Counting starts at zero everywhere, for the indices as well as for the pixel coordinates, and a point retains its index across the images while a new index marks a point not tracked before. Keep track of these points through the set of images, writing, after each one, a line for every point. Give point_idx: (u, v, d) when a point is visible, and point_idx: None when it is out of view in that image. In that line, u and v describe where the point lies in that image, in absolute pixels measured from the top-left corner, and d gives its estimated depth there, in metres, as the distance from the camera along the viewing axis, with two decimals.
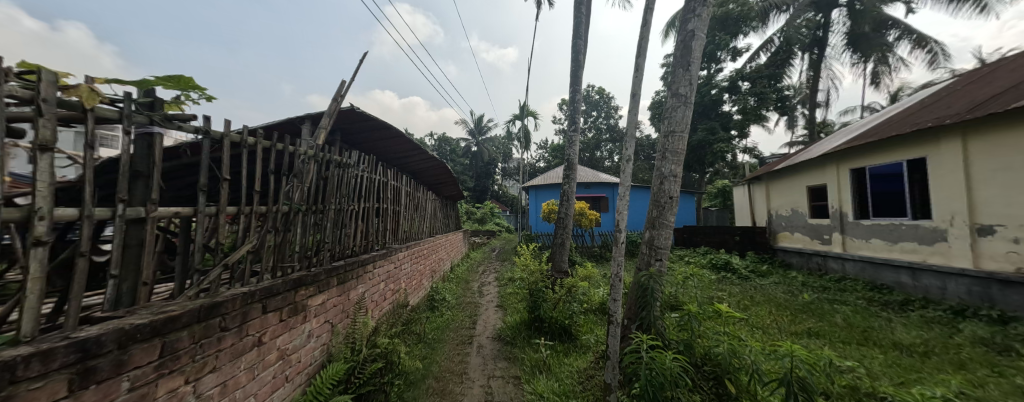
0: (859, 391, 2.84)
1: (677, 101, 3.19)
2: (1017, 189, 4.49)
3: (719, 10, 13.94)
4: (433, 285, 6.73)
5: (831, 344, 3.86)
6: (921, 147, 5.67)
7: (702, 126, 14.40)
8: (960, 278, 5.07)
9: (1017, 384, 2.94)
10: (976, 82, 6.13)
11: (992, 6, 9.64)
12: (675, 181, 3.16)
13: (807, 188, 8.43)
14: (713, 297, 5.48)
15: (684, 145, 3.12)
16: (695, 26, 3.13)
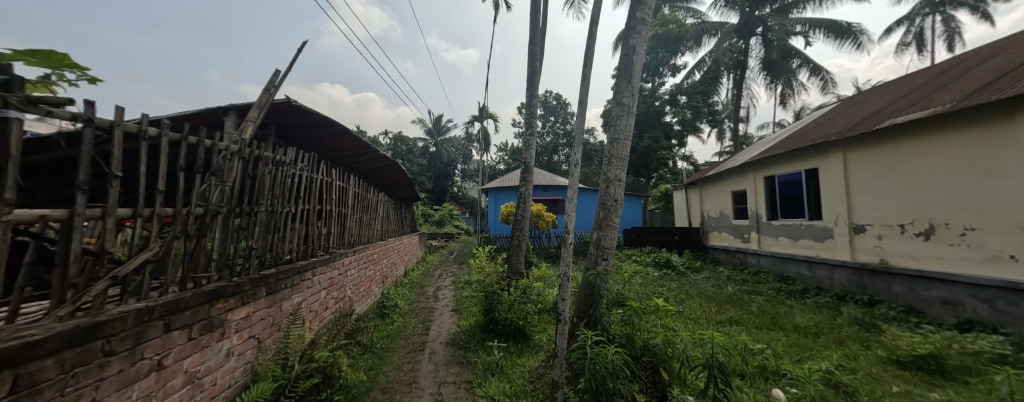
0: (766, 370, 3.27)
1: (621, 111, 3.39)
2: (882, 195, 5.50)
3: (660, 29, 15.23)
4: (384, 291, 6.40)
5: (749, 330, 4.38)
6: (815, 159, 6.72)
7: (646, 134, 15.57)
8: (843, 268, 6.08)
9: (879, 355, 3.60)
10: (854, 106, 7.43)
11: (865, 45, 11.79)
12: (620, 185, 3.35)
13: (731, 193, 9.51)
14: (654, 293, 5.92)
15: (628, 151, 3.33)
16: (636, 42, 3.36)
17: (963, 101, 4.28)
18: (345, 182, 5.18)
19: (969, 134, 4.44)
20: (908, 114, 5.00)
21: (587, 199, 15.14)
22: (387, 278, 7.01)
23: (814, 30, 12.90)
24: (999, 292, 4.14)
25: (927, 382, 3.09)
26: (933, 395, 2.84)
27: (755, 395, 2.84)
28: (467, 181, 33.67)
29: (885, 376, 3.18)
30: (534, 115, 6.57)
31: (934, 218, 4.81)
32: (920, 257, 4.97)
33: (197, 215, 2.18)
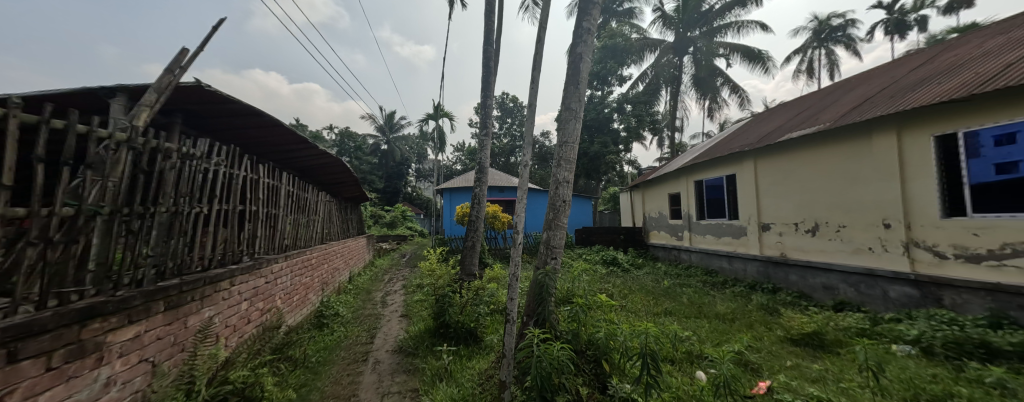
0: (692, 354, 3.62)
1: (569, 115, 3.50)
2: (782, 199, 6.44)
3: (609, 41, 16.15)
4: (324, 299, 5.87)
5: (681, 319, 4.82)
6: (734, 166, 7.66)
7: (596, 139, 16.37)
8: (754, 262, 6.98)
9: (778, 335, 4.21)
10: (765, 120, 8.56)
11: (771, 69, 13.80)
12: (569, 187, 3.46)
13: (668, 195, 10.41)
14: (600, 290, 6.24)
15: (575, 154, 3.44)
16: (583, 50, 3.49)
17: (838, 121, 5.18)
18: (276, 180, 4.66)
19: (843, 148, 5.38)
20: (800, 130, 5.92)
21: (539, 201, 15.37)
22: (329, 286, 6.46)
23: (734, 53, 14.72)
24: (862, 278, 5.08)
25: (812, 355, 3.69)
26: (817, 365, 3.39)
27: (681, 377, 3.13)
28: (419, 181, 32.48)
29: (785, 353, 3.71)
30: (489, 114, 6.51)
31: (819, 218, 5.75)
32: (809, 250, 5.90)
33: (65, 217, 1.78)
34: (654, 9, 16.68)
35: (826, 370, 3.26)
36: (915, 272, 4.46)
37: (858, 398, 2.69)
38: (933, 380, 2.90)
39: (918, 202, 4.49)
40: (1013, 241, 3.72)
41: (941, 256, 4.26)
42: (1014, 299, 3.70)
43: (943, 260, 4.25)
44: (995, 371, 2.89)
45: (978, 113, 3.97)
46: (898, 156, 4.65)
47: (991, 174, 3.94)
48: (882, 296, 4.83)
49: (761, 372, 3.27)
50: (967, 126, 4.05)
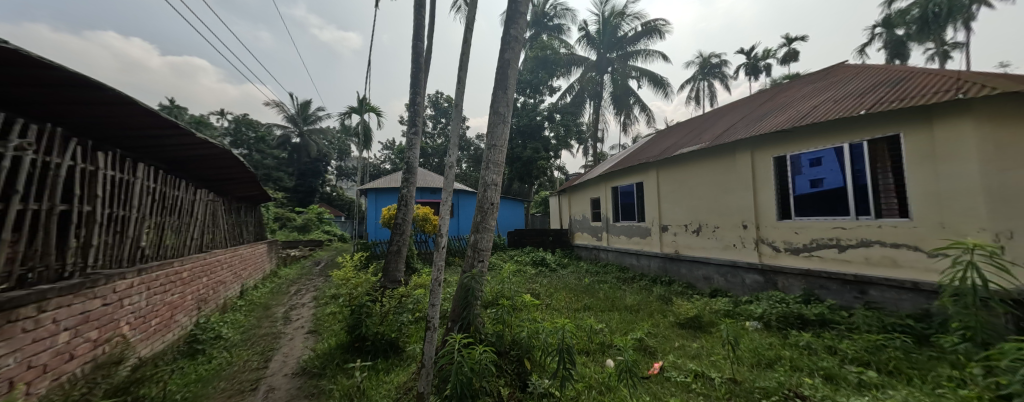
0: (604, 344, 3.92)
1: (497, 119, 3.42)
2: (675, 204, 7.53)
3: (539, 52, 16.70)
4: (203, 319, 4.80)
5: (598, 313, 5.21)
6: (641, 175, 8.69)
7: (528, 145, 16.59)
8: (657, 258, 7.98)
9: (672, 320, 4.85)
10: (666, 136, 9.88)
11: (670, 94, 16.21)
12: (497, 189, 3.40)
13: (590, 199, 11.29)
14: (529, 290, 6.38)
15: (504, 158, 3.38)
16: (511, 56, 3.46)
17: (714, 142, 6.29)
18: (127, 172, 3.65)
19: (718, 163, 6.52)
20: (686, 147, 7.04)
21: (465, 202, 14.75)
22: (213, 303, 5.31)
23: (642, 77, 16.80)
24: (729, 269, 6.20)
25: (694, 335, 4.35)
26: (699, 344, 4.00)
27: (594, 367, 3.36)
28: (337, 180, 29.12)
29: (676, 336, 4.30)
30: (418, 111, 6.02)
31: (702, 220, 6.86)
32: (695, 247, 6.98)
33: None
34: (578, 29, 18.03)
35: (702, 347, 3.88)
36: (762, 262, 5.64)
37: (725, 367, 3.26)
38: (773, 347, 3.66)
39: (765, 208, 5.68)
40: (819, 238, 4.94)
41: (778, 249, 5.46)
42: (818, 280, 4.92)
43: (778, 253, 5.46)
44: (807, 335, 3.80)
45: (797, 141, 5.23)
46: (752, 171, 5.83)
47: (809, 187, 5.16)
48: (741, 283, 5.97)
49: (659, 354, 3.72)
50: (794, 151, 5.28)
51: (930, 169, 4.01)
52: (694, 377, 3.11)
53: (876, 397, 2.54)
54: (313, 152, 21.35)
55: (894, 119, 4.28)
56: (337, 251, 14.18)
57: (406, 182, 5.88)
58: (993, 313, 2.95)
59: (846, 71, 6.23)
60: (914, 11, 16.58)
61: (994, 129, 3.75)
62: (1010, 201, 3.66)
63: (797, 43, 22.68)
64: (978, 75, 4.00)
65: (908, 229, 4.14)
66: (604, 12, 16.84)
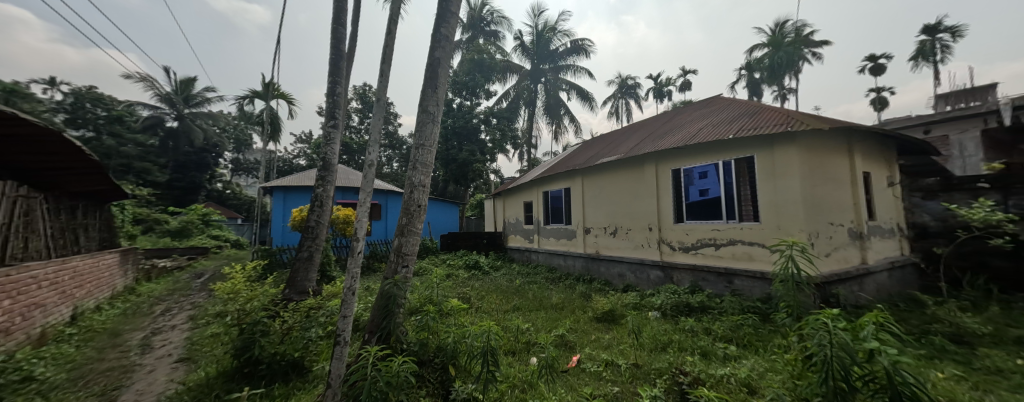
0: (528, 343, 4.04)
1: (425, 118, 3.25)
2: (596, 209, 8.23)
3: (475, 55, 16.55)
4: (6, 357, 3.54)
5: (526, 313, 5.38)
6: (567, 181, 9.29)
7: (464, 147, 16.25)
8: (580, 257, 8.58)
9: (591, 315, 5.24)
10: (590, 146, 10.76)
11: (595, 108, 17.61)
12: (425, 191, 3.23)
13: (523, 203, 11.61)
14: (461, 295, 6.22)
15: (432, 159, 3.23)
16: (441, 54, 3.33)
17: (627, 154, 7.07)
18: None
19: (630, 173, 7.32)
20: (605, 157, 7.78)
21: (393, 204, 13.36)
22: (20, 334, 3.92)
23: (572, 90, 17.94)
24: (638, 266, 6.98)
25: (608, 328, 4.79)
26: (612, 335, 4.43)
27: (519, 366, 3.44)
28: (232, 176, 24.62)
29: (593, 329, 4.70)
30: (339, 103, 5.40)
31: (617, 223, 7.62)
32: (612, 247, 7.70)
33: None
34: (513, 38, 18.50)
35: (614, 338, 4.27)
36: (662, 260, 6.48)
37: (630, 354, 3.68)
38: (668, 333, 4.24)
39: (665, 212, 6.57)
40: (703, 238, 5.90)
41: (674, 248, 6.35)
42: (702, 273, 5.86)
43: (674, 251, 6.35)
44: (691, 320, 4.51)
45: (686, 157, 6.22)
46: (654, 181, 6.72)
47: (697, 196, 6.13)
48: (647, 278, 6.78)
49: (577, 348, 3.98)
50: (686, 166, 6.25)
51: (772, 184, 5.16)
52: (606, 366, 3.42)
53: (736, 366, 3.13)
54: (197, 141, 17.56)
55: (751, 144, 5.39)
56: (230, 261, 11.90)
57: (324, 180, 5.22)
58: (803, 293, 3.92)
59: (724, 101, 7.58)
60: (767, 59, 21.08)
61: (810, 157, 5.00)
62: (819, 210, 4.92)
63: (690, 74, 26.85)
64: (802, 114, 5.29)
65: (761, 230, 5.22)
66: (537, 25, 17.68)
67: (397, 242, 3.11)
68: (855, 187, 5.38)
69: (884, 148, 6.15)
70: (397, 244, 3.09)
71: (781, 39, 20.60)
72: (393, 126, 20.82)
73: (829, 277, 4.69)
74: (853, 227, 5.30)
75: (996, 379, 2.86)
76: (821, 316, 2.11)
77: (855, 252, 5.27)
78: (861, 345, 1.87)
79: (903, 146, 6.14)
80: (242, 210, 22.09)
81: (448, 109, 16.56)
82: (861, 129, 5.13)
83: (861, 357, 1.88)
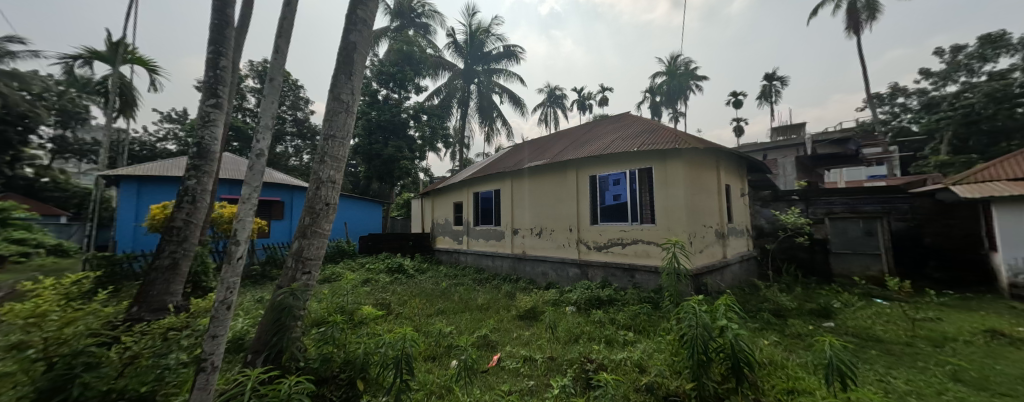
0: (448, 346, 3.94)
1: (337, 107, 2.93)
2: (523, 211, 8.50)
3: (404, 46, 15.50)
4: None
5: (450, 316, 5.26)
6: (497, 183, 9.39)
7: (390, 142, 15.08)
8: (508, 258, 8.77)
9: (514, 314, 5.38)
10: (519, 150, 11.07)
11: (526, 114, 18.15)
12: (335, 188, 2.91)
13: (452, 204, 11.29)
14: (379, 300, 5.77)
15: (345, 152, 2.94)
16: (357, 39, 3.05)
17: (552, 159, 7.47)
18: None
19: (553, 178, 7.75)
20: (532, 162, 8.10)
21: (294, 203, 11.59)
22: None
23: (505, 93, 18.15)
24: (561, 265, 7.42)
25: (528, 325, 4.99)
26: (531, 331, 4.61)
27: (437, 372, 3.33)
28: (54, 159, 18.45)
29: (514, 328, 4.82)
30: (224, 78, 4.33)
31: (541, 225, 7.98)
32: (537, 247, 8.04)
33: None
34: (446, 34, 17.97)
35: (533, 334, 4.47)
36: (580, 259, 7.02)
37: (546, 348, 3.90)
38: (581, 326, 4.59)
39: (583, 215, 7.12)
40: (613, 238, 6.59)
41: (590, 247, 6.93)
42: (612, 269, 6.54)
43: (589, 250, 6.95)
44: (600, 312, 4.99)
45: (602, 165, 6.87)
46: (575, 186, 7.26)
47: (610, 201, 6.80)
48: (567, 276, 7.28)
49: (499, 347, 4.06)
50: (601, 173, 6.90)
51: (664, 192, 6.04)
52: (524, 362, 3.56)
53: (632, 350, 3.55)
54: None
55: (649, 156, 6.24)
56: (46, 273, 8.86)
57: (200, 171, 4.23)
58: (682, 283, 4.68)
59: (632, 118, 8.59)
60: (666, 85, 24.63)
61: (691, 170, 6.02)
62: (696, 214, 5.95)
63: (608, 91, 29.75)
64: (687, 135, 6.33)
65: (655, 231, 6.06)
66: (470, 25, 17.49)
67: (297, 245, 2.74)
68: (721, 196, 6.65)
69: (740, 166, 7.76)
70: (297, 247, 2.72)
71: (676, 70, 24.39)
72: (302, 112, 18.18)
73: (701, 269, 5.70)
74: (718, 229, 6.55)
75: (797, 341, 3.87)
76: (691, 302, 2.54)
77: (720, 248, 6.51)
78: (717, 324, 2.34)
79: (753, 166, 7.81)
80: (70, 206, 16.76)
81: (370, 100, 15.21)
82: (725, 149, 6.37)
83: (715, 333, 2.35)
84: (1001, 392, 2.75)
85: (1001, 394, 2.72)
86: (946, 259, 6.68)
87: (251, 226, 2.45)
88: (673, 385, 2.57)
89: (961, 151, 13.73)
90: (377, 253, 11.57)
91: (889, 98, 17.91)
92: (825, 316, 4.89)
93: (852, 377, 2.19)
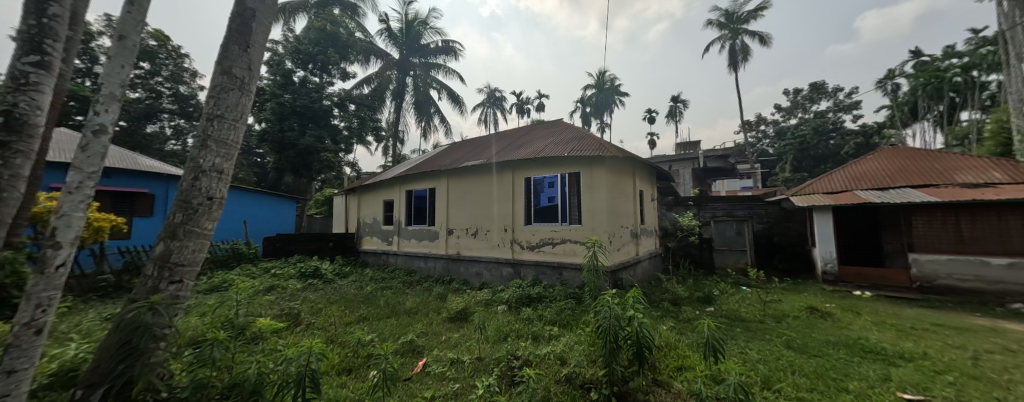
0: (366, 356, 3.65)
1: (227, 83, 2.47)
2: (457, 211, 8.32)
3: (329, 25, 14.00)
4: None
5: (373, 323, 4.90)
6: (432, 181, 9.02)
7: (308, 131, 13.38)
8: (440, 259, 8.50)
9: (444, 316, 5.24)
10: (457, 149, 10.82)
11: (465, 112, 17.89)
12: (222, 179, 2.45)
13: (382, 202, 10.47)
14: (285, 310, 5.06)
15: (236, 137, 2.50)
16: (256, 5, 2.62)
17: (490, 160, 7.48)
18: None
19: (490, 178, 7.75)
20: (469, 161, 7.99)
21: (161, 195, 9.44)
22: None
23: (443, 90, 17.59)
24: (496, 265, 7.44)
25: (458, 326, 4.91)
26: (460, 333, 4.55)
27: (352, 385, 3.06)
28: None
29: (444, 330, 4.70)
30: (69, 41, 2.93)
31: (476, 225, 7.92)
32: (472, 248, 7.94)
33: None
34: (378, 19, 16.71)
35: (460, 335, 4.45)
36: (513, 258, 7.16)
37: (475, 349, 3.88)
38: (511, 324, 4.69)
39: (517, 215, 7.27)
40: (544, 238, 6.88)
41: (523, 247, 7.12)
42: (542, 268, 6.82)
43: (521, 250, 7.14)
44: (528, 310, 5.15)
45: (535, 168, 7.11)
46: (510, 187, 7.37)
47: (543, 202, 7.08)
48: (500, 275, 7.37)
49: (425, 352, 3.91)
50: (534, 175, 7.15)
51: (589, 195, 6.51)
52: (450, 365, 3.48)
53: (556, 344, 3.74)
54: None
55: (578, 161, 6.67)
56: None
57: None
58: (600, 279, 5.11)
59: (564, 125, 9.11)
60: (595, 97, 26.71)
61: (612, 176, 6.63)
62: (615, 216, 6.57)
63: (544, 98, 31.18)
64: (610, 144, 6.97)
65: (581, 231, 6.51)
66: (406, 14, 16.51)
67: (162, 247, 2.23)
68: (635, 200, 7.47)
69: (652, 174, 8.81)
70: (162, 251, 2.22)
71: (603, 84, 26.57)
72: (186, 87, 14.82)
73: (618, 265, 6.32)
74: (633, 229, 7.33)
75: (683, 325, 4.54)
76: (606, 295, 2.76)
77: (633, 246, 7.29)
78: (625, 315, 2.60)
79: (661, 175, 8.93)
80: None
81: (283, 81, 13.27)
82: (640, 159, 7.16)
83: (624, 322, 2.62)
84: (815, 353, 3.61)
85: (814, 355, 3.57)
86: (788, 253, 8.56)
87: (80, 224, 2.01)
88: (589, 374, 2.80)
89: (800, 169, 17.79)
90: (287, 256, 10.17)
91: (756, 125, 22.32)
92: (708, 302, 5.84)
93: (722, 351, 2.64)
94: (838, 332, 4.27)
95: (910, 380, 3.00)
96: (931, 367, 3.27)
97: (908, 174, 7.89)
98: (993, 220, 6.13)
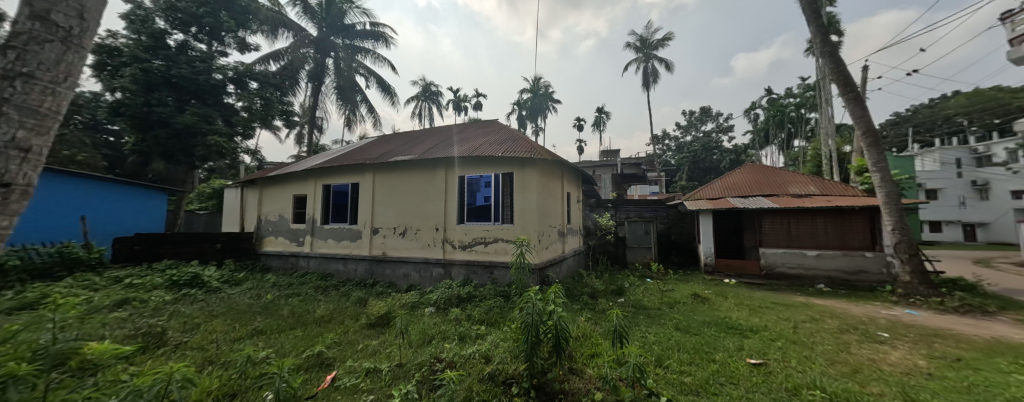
0: (255, 376, 3.13)
1: (42, 32, 1.83)
2: (383, 208, 7.75)
3: None
4: None
5: (272, 337, 4.26)
6: (354, 176, 8.23)
7: (189, 108, 10.98)
8: (362, 261, 7.80)
9: (361, 323, 4.80)
10: (384, 142, 10.07)
11: (396, 103, 16.73)
12: (36, 161, 1.81)
13: (293, 197, 9.19)
14: (145, 329, 4.04)
15: (54, 106, 1.86)
16: None
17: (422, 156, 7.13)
18: None
19: (421, 175, 7.40)
20: (399, 156, 7.51)
21: None
22: None
23: (371, 77, 16.18)
24: (426, 266, 7.14)
25: (378, 333, 4.56)
26: (381, 339, 4.24)
27: None
28: None
29: (362, 338, 4.33)
30: None
31: (404, 224, 7.47)
32: (399, 248, 7.48)
33: None
34: None
35: (379, 342, 4.14)
36: (444, 258, 6.96)
37: (395, 356, 3.64)
38: (437, 326, 4.54)
39: (449, 214, 7.08)
40: (476, 237, 6.83)
41: (454, 247, 6.95)
42: (473, 267, 6.77)
43: (452, 250, 6.97)
44: (456, 310, 5.05)
45: (469, 167, 7.03)
46: (442, 185, 7.15)
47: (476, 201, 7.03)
48: (429, 276, 7.09)
49: (336, 364, 3.54)
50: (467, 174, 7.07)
51: (520, 195, 6.67)
52: (366, 376, 3.21)
53: (481, 344, 3.73)
54: None
55: (510, 162, 6.79)
56: None
57: None
58: (527, 276, 5.27)
59: (498, 125, 9.19)
60: (529, 101, 27.70)
61: (542, 177, 6.91)
62: (544, 216, 6.87)
63: (481, 98, 31.23)
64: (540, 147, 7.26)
65: (512, 230, 6.63)
66: None
67: None
68: (562, 201, 7.92)
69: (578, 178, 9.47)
70: None
71: (537, 90, 27.79)
72: None
73: (546, 263, 6.64)
74: (560, 228, 7.77)
75: (595, 316, 4.96)
76: (530, 292, 2.86)
77: (560, 245, 7.71)
78: (545, 310, 2.73)
79: (584, 179, 9.64)
80: None
81: (150, 43, 10.60)
82: (567, 163, 7.63)
83: (545, 317, 2.75)
84: (694, 332, 4.30)
85: (693, 334, 4.26)
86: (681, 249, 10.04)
87: None
88: (512, 369, 2.86)
89: (692, 179, 21.05)
90: (153, 261, 8.16)
91: (661, 139, 25.75)
92: (619, 294, 6.49)
93: (626, 337, 2.95)
94: (712, 314, 5.16)
95: (755, 348, 3.78)
96: (769, 336, 4.19)
97: (760, 185, 9.99)
98: (809, 221, 8.11)
